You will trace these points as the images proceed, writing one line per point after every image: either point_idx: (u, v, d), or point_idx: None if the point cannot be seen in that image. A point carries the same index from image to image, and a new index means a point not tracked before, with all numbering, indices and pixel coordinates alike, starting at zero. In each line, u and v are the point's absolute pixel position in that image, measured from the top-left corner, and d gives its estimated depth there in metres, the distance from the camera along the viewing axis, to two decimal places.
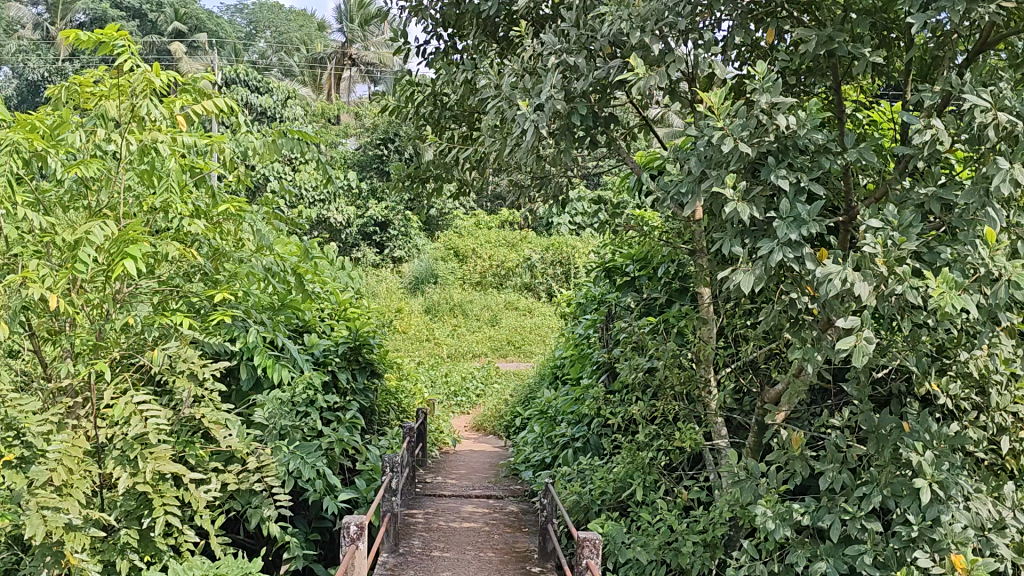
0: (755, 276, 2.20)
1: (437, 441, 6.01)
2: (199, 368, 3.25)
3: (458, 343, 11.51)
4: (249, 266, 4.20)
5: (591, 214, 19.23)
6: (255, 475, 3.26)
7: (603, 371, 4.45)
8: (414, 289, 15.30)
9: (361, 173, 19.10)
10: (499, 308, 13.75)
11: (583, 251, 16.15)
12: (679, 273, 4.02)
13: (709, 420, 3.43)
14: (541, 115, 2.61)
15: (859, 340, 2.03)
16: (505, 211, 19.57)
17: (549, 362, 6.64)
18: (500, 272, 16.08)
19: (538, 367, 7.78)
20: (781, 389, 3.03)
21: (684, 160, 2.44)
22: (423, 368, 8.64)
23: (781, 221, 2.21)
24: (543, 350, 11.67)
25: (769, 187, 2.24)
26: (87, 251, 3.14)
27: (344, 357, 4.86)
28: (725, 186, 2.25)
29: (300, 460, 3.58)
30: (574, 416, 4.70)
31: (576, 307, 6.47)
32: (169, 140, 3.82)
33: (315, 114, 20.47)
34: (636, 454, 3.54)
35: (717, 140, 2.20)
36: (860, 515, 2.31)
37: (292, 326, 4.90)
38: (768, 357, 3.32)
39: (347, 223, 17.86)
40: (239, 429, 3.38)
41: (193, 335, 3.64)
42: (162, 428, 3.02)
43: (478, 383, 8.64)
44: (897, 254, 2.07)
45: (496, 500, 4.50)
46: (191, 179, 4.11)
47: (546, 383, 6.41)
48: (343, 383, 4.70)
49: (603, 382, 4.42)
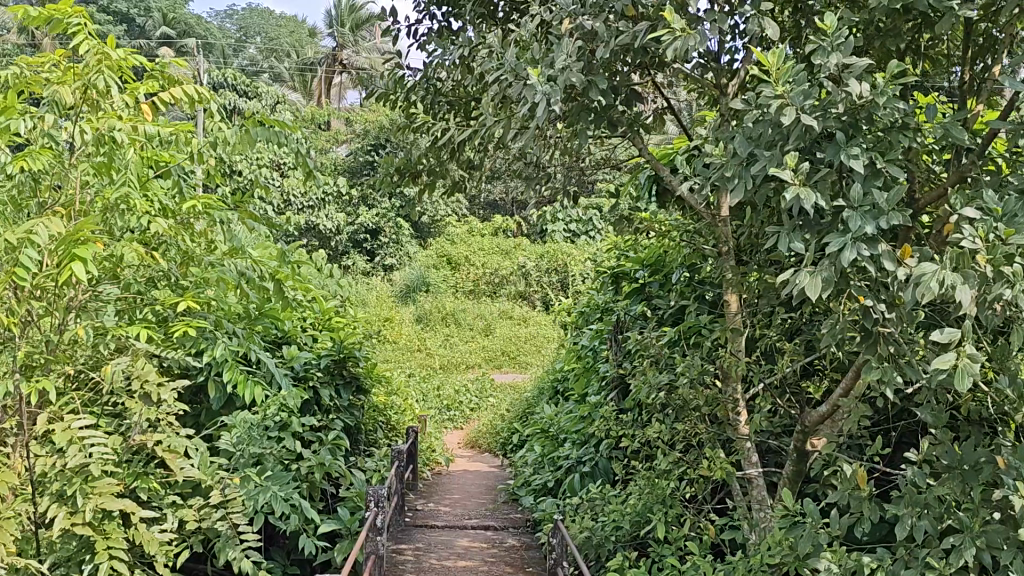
0: (823, 279, 1.77)
1: (429, 460, 5.58)
2: (155, 388, 2.81)
3: (451, 354, 11.08)
4: (221, 270, 3.77)
5: (588, 222, 18.83)
6: (219, 512, 2.82)
7: (614, 387, 4.04)
8: (405, 297, 14.86)
9: (352, 179, 18.69)
10: (493, 318, 13.32)
11: (579, 258, 15.73)
12: (699, 278, 3.62)
13: (740, 446, 3.02)
14: (555, 89, 2.18)
15: (962, 358, 1.63)
16: (499, 218, 19.15)
17: (549, 375, 6.21)
18: (494, 279, 15.67)
19: (536, 379, 7.36)
20: (828, 411, 2.61)
21: (727, 139, 2.04)
22: (416, 381, 8.21)
23: (852, 212, 1.80)
24: (539, 361, 11.23)
25: (836, 169, 1.84)
26: (29, 253, 2.68)
27: (328, 371, 4.43)
28: (783, 169, 1.84)
29: (273, 493, 3.14)
30: (580, 437, 4.29)
31: (579, 317, 6.05)
32: (130, 128, 3.37)
33: (305, 119, 20.07)
34: (655, 484, 3.13)
35: (773, 109, 1.80)
36: (949, 573, 1.87)
37: (271, 338, 4.47)
38: (807, 372, 2.91)
39: (337, 230, 17.43)
40: (202, 456, 2.94)
41: (153, 349, 3.20)
42: (107, 460, 2.58)
43: (473, 396, 8.21)
44: (1005, 252, 1.66)
45: (495, 532, 4.06)
46: (155, 174, 3.67)
47: (547, 398, 5.99)
48: (326, 401, 4.28)
49: (614, 400, 4.01)
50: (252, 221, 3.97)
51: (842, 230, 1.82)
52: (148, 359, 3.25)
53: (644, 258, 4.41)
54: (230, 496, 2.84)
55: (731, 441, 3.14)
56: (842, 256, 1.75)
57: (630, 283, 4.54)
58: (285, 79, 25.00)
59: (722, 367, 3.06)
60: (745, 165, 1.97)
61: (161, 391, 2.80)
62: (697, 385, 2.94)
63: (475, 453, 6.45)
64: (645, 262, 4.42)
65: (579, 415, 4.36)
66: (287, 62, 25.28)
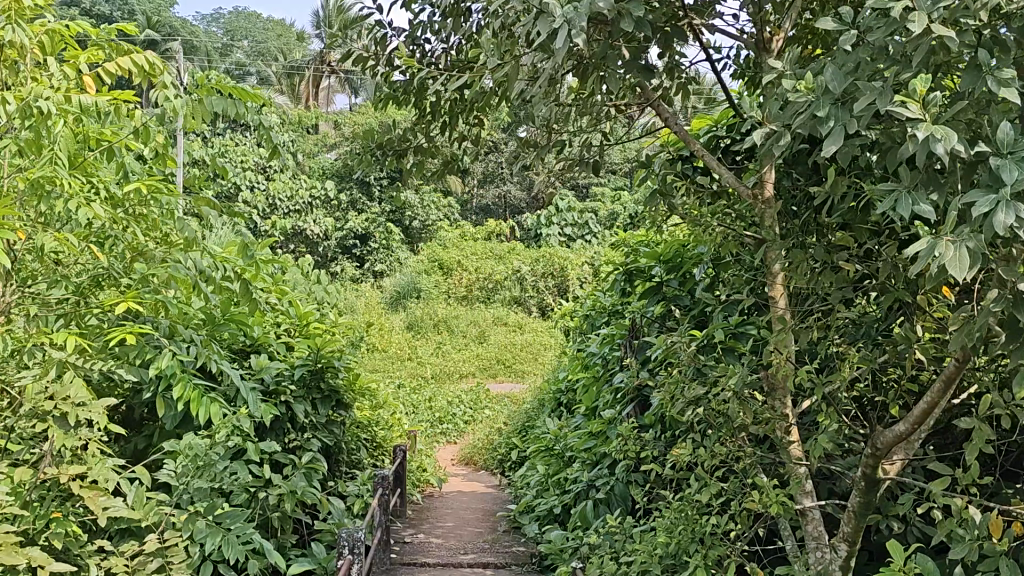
0: (967, 252, 1.25)
1: (420, 481, 5.04)
2: (75, 409, 2.25)
3: (443, 362, 10.55)
4: (173, 268, 3.22)
5: (583, 226, 18.34)
6: (154, 563, 2.26)
7: (631, 400, 3.51)
8: (395, 304, 14.32)
9: (340, 183, 18.15)
10: (487, 324, 12.79)
11: (576, 263, 15.27)
12: (732, 272, 3.11)
13: (793, 474, 2.50)
14: (578, 13, 1.74)
15: None
16: (492, 222, 18.64)
17: (551, 386, 5.69)
18: (488, 285, 15.15)
19: (536, 389, 6.83)
20: (911, 431, 2.09)
21: (812, 71, 1.53)
22: (406, 392, 7.66)
23: (1004, 159, 1.27)
24: (536, 370, 10.71)
25: (977, 104, 1.32)
26: None
27: (303, 384, 3.90)
28: (905, 102, 1.33)
29: (223, 537, 2.56)
30: (591, 456, 3.76)
31: (583, 322, 5.52)
32: (61, 98, 2.79)
33: (292, 122, 19.55)
34: (690, 518, 2.60)
35: (894, 15, 1.29)
36: None
37: (240, 346, 3.94)
38: (876, 382, 2.40)
39: (325, 235, 16.89)
40: (136, 491, 2.38)
41: (83, 360, 2.65)
42: (4, 503, 2.01)
43: (467, 408, 7.66)
44: None
45: (495, 571, 3.54)
46: (95, 155, 3.10)
47: (549, 411, 5.46)
48: (301, 418, 3.74)
49: (631, 414, 3.49)
50: (212, 209, 3.44)
51: (987, 185, 1.30)
52: (81, 371, 2.71)
53: (661, 253, 3.90)
54: (168, 541, 2.30)
55: (780, 465, 2.62)
56: (995, 221, 1.22)
57: (645, 281, 4.03)
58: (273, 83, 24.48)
59: (770, 376, 2.54)
60: (841, 104, 1.46)
61: (83, 413, 2.25)
62: (743, 398, 2.42)
63: (471, 470, 5.91)
64: (664, 257, 3.90)
65: (590, 431, 3.84)
66: (274, 65, 24.75)
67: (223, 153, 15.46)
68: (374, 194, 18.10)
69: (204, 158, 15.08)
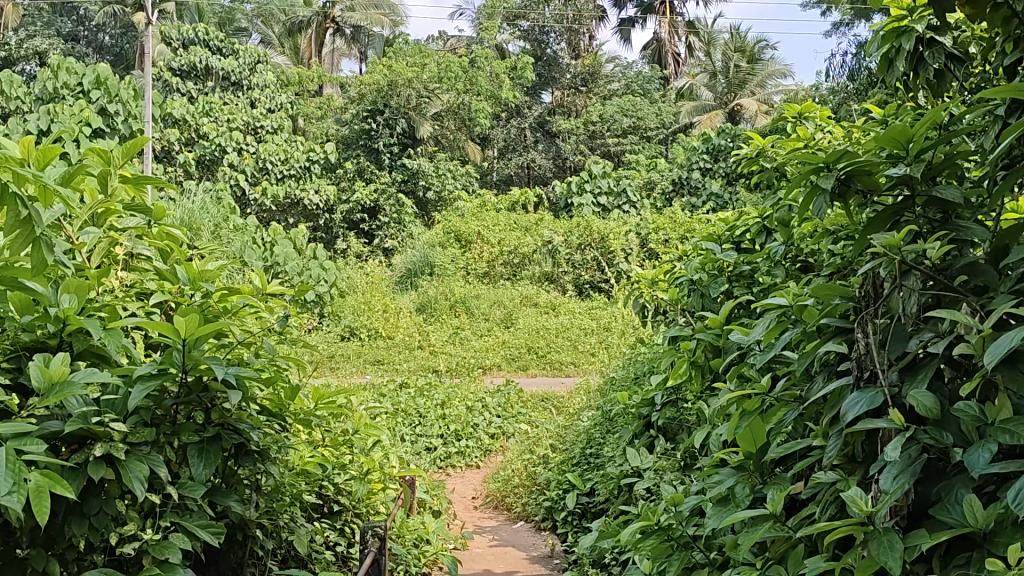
0: None
1: (422, 560, 3.04)
2: None
3: (461, 351, 8.53)
4: None
5: (620, 194, 15.89)
6: None
7: (906, 462, 1.45)
8: (406, 283, 12.31)
9: (346, 150, 16.20)
10: (513, 305, 10.64)
11: (617, 231, 13.08)
12: None
13: None
14: None
15: None
16: (515, 191, 16.46)
17: (630, 396, 3.62)
18: (513, 259, 13.06)
19: (594, 393, 4.76)
20: None
21: None
22: (408, 397, 5.58)
23: None
24: (577, 362, 8.58)
25: None
26: None
27: (158, 416, 1.85)
28: None
29: None
30: (779, 572, 1.71)
31: (684, 295, 3.44)
32: None
33: (293, 86, 17.62)
34: None
35: None
36: None
37: (34, 339, 1.90)
38: None
39: (328, 207, 14.87)
40: None
41: None
42: None
43: (494, 419, 5.55)
44: None
45: None
46: None
47: (629, 437, 3.39)
48: (144, 494, 1.70)
49: (905, 499, 1.44)
50: None
51: None
52: None
53: (913, 131, 1.83)
54: None
55: None
56: None
57: (869, 198, 1.96)
58: (276, 47, 22.65)
59: None
60: None
61: None
62: None
63: (504, 522, 3.87)
64: (920, 140, 1.84)
65: (772, 516, 1.80)
66: (279, 26, 22.86)
67: (208, 111, 13.61)
68: (383, 162, 16.09)
69: (184, 117, 13.30)
